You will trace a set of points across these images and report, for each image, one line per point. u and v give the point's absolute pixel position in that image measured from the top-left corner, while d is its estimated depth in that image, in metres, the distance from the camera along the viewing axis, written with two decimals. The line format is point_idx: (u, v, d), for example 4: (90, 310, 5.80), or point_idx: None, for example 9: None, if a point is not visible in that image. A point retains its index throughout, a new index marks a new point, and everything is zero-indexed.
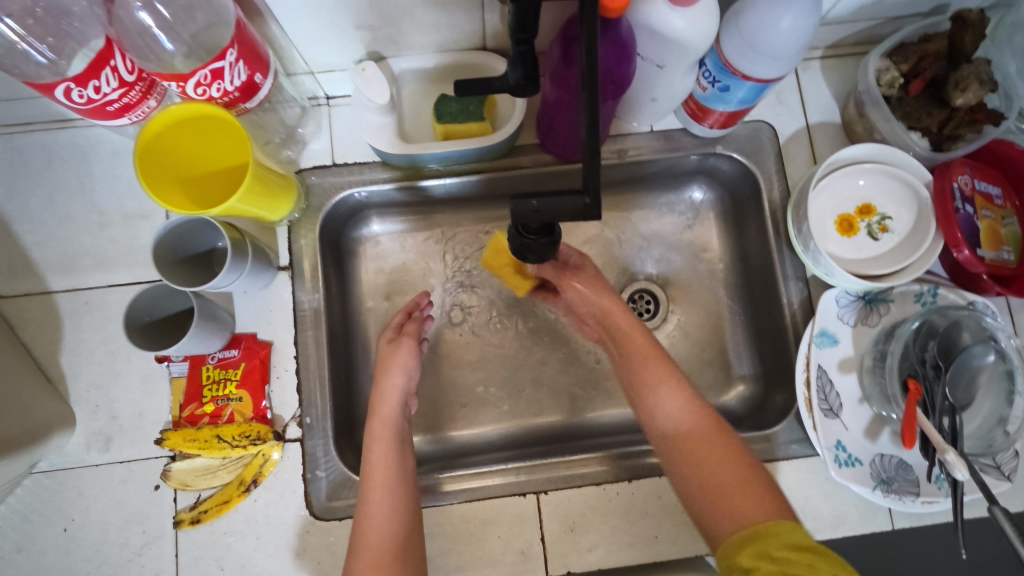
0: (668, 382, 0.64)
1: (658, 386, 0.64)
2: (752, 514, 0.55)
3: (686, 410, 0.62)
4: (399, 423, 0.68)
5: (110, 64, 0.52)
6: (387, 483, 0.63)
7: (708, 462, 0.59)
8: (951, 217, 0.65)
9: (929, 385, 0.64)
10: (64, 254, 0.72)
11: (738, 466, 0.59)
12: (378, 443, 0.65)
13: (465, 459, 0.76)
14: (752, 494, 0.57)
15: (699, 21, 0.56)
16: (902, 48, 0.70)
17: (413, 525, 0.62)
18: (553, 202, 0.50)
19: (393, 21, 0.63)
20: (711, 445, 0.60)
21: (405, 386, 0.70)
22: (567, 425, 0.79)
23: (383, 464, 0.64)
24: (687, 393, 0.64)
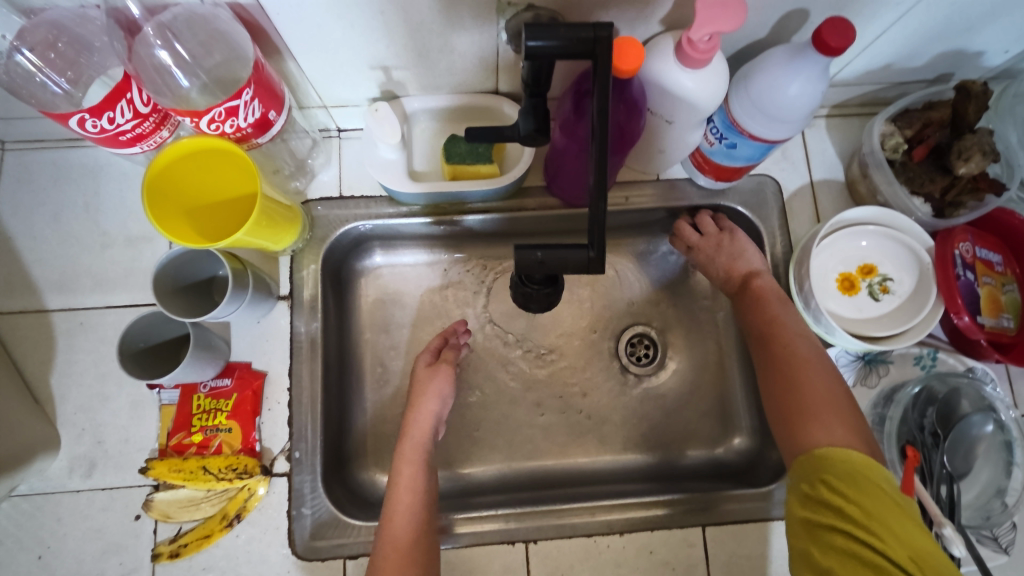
0: (771, 310, 0.66)
1: (761, 316, 0.66)
2: (831, 435, 0.55)
3: (781, 334, 0.63)
4: (428, 447, 0.66)
5: (126, 96, 0.52)
6: (414, 507, 0.61)
7: (791, 381, 0.59)
8: (952, 284, 0.65)
9: (928, 452, 0.65)
10: (64, 273, 0.71)
11: (822, 394, 0.57)
12: (408, 466, 0.64)
13: (473, 499, 0.75)
14: (831, 419, 0.56)
15: (709, 82, 0.57)
16: (907, 115, 0.71)
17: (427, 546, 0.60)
18: (558, 255, 0.50)
19: (408, 63, 0.64)
20: (795, 363, 0.60)
21: (439, 412, 0.68)
22: (662, 466, 0.78)
23: (409, 489, 0.62)
24: (778, 321, 0.65)
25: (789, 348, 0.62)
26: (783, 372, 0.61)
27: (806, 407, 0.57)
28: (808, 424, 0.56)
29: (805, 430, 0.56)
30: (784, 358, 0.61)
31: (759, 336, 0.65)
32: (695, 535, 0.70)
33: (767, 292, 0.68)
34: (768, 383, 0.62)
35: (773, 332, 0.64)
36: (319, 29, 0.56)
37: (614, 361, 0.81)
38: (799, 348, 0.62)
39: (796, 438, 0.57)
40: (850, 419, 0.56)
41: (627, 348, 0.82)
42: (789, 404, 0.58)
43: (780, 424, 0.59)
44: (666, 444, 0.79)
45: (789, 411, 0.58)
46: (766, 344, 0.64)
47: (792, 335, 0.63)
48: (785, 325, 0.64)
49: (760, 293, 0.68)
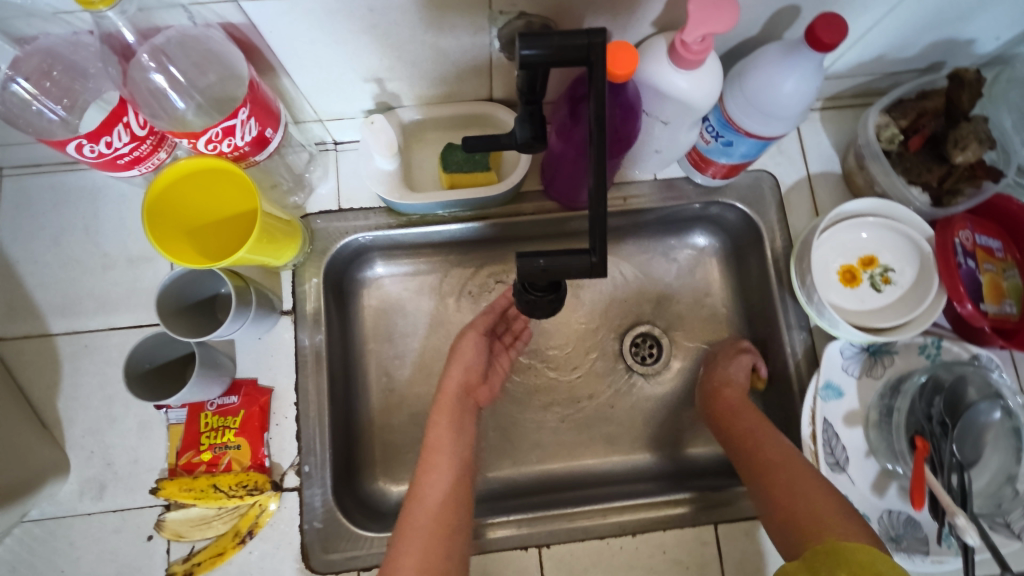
0: (744, 420, 0.69)
1: (734, 423, 0.69)
2: (836, 529, 0.55)
3: (759, 442, 0.66)
4: (462, 404, 0.70)
5: (122, 121, 0.53)
6: (448, 464, 0.65)
7: (785, 487, 0.60)
8: (954, 272, 0.65)
9: (937, 442, 0.64)
10: (66, 297, 0.71)
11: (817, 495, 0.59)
12: (442, 420, 0.68)
13: (492, 504, 0.75)
14: (834, 518, 0.56)
15: (702, 81, 0.57)
16: (901, 105, 0.71)
17: (460, 487, 0.64)
18: (560, 261, 0.49)
19: (402, 74, 0.64)
20: (781, 467, 0.62)
21: (470, 367, 0.72)
22: (668, 465, 0.78)
23: (444, 442, 0.66)
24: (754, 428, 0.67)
25: (772, 450, 0.64)
26: (772, 477, 0.62)
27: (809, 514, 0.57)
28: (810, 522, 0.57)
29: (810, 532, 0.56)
30: (765, 461, 0.63)
31: (737, 441, 0.67)
32: (708, 532, 0.70)
33: (744, 397, 0.71)
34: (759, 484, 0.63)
35: (751, 435, 0.67)
36: (312, 44, 0.56)
37: (620, 361, 0.81)
38: (782, 450, 0.64)
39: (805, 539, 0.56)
40: (848, 512, 0.57)
41: (631, 349, 0.82)
42: (783, 505, 0.59)
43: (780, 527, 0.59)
44: (675, 443, 0.79)
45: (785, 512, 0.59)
46: (746, 449, 0.66)
47: (767, 441, 0.65)
48: (762, 428, 0.67)
49: (736, 396, 0.71)
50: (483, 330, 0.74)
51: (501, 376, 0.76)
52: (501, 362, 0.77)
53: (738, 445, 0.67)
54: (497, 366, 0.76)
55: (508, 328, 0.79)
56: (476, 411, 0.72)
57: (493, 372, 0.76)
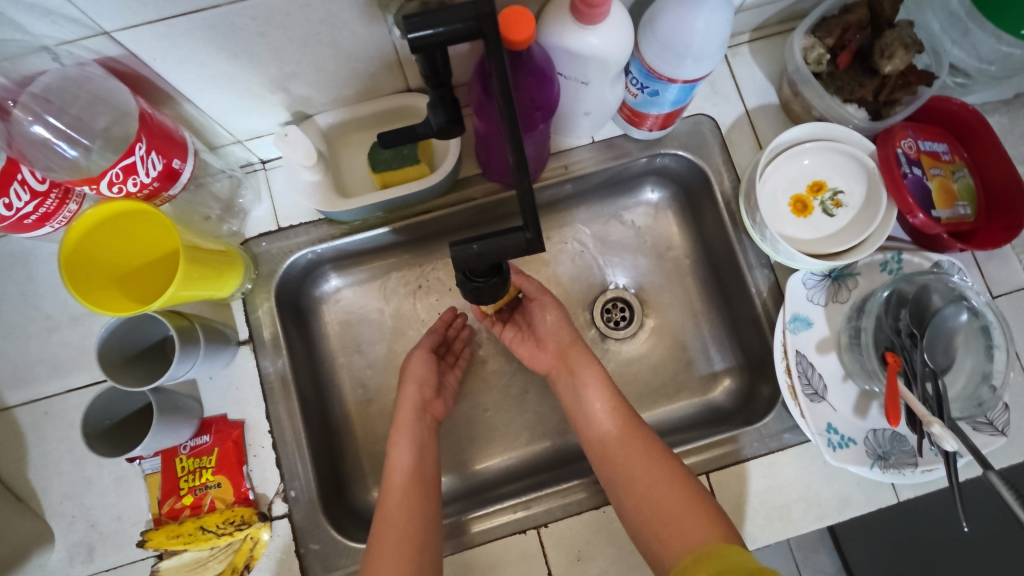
0: (597, 407, 0.68)
1: (591, 413, 0.68)
2: (693, 530, 0.57)
3: (618, 433, 0.66)
4: (420, 420, 0.70)
5: (17, 178, 0.50)
6: (405, 481, 0.65)
7: (646, 485, 0.61)
8: (900, 183, 0.65)
9: (908, 353, 0.63)
10: (17, 367, 0.70)
11: (677, 492, 0.60)
12: (402, 438, 0.68)
13: (494, 492, 0.75)
14: (690, 518, 0.58)
15: (613, 34, 0.55)
16: (825, 23, 0.69)
17: (427, 501, 0.64)
18: (494, 244, 0.49)
19: (308, 79, 0.61)
20: (641, 464, 0.63)
21: (420, 394, 0.71)
22: (560, 451, 0.78)
23: (405, 458, 0.67)
24: (618, 413, 0.67)
25: (640, 459, 0.63)
26: (631, 477, 0.62)
27: (667, 515, 0.59)
28: (676, 530, 0.58)
29: (668, 536, 0.58)
30: (636, 475, 0.62)
31: (607, 449, 0.65)
32: None
33: (614, 396, 0.68)
34: (626, 494, 0.62)
35: (621, 446, 0.65)
36: (202, 65, 0.54)
37: (592, 330, 0.81)
38: (648, 455, 0.63)
39: (664, 544, 0.58)
40: (704, 504, 0.59)
41: (602, 316, 0.82)
42: (652, 520, 0.60)
43: (648, 541, 0.59)
44: (657, 401, 0.79)
45: (657, 526, 0.59)
46: (616, 462, 0.64)
47: (624, 432, 0.66)
48: (634, 433, 0.65)
49: (607, 399, 0.68)
50: (430, 347, 0.75)
51: (452, 392, 0.77)
52: (451, 380, 0.77)
53: (600, 449, 0.66)
54: (445, 384, 0.77)
55: (450, 348, 0.80)
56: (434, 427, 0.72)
57: (444, 389, 0.76)
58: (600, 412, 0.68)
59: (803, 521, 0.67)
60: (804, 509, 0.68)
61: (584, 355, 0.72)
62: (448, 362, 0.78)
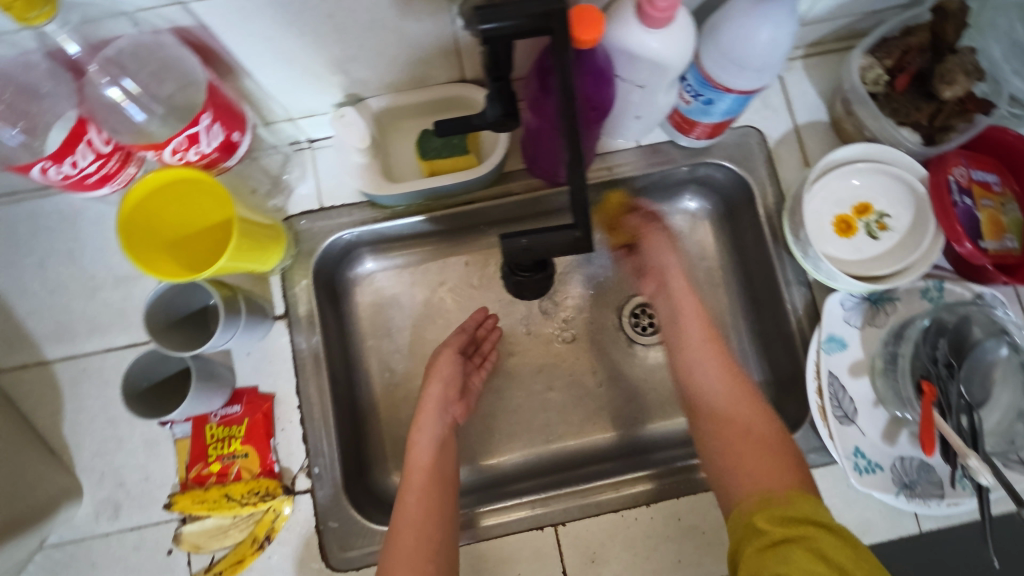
0: (694, 331, 0.68)
1: (685, 333, 0.68)
2: (776, 472, 0.56)
3: (715, 362, 0.65)
4: (442, 423, 0.69)
5: (84, 139, 0.51)
6: (423, 481, 0.64)
7: (733, 419, 0.61)
8: (949, 211, 0.64)
9: (944, 384, 0.61)
10: (59, 323, 0.71)
11: (764, 436, 0.59)
12: (419, 441, 0.67)
13: (508, 487, 0.75)
14: (774, 463, 0.57)
15: (674, 40, 0.55)
16: (885, 44, 0.69)
17: (444, 506, 0.63)
18: (542, 238, 0.49)
19: (367, 62, 0.62)
20: (733, 398, 0.63)
21: (443, 395, 0.71)
22: (627, 442, 0.77)
23: (424, 458, 0.66)
24: (713, 341, 0.67)
25: (728, 395, 0.63)
26: (721, 408, 0.62)
27: (749, 455, 0.58)
28: (758, 469, 0.57)
29: (749, 473, 0.57)
30: (722, 410, 0.62)
31: (699, 374, 0.65)
32: None
33: (707, 331, 0.67)
34: (712, 426, 0.62)
35: (715, 374, 0.64)
36: (268, 41, 0.55)
37: (621, 334, 0.81)
38: (737, 392, 0.63)
39: (742, 479, 0.57)
40: (790, 453, 0.58)
41: (630, 320, 0.81)
42: (728, 459, 0.59)
43: (726, 474, 0.59)
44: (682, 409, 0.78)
45: (738, 463, 0.58)
46: (702, 395, 0.64)
47: (718, 360, 0.65)
48: (729, 375, 0.64)
49: (700, 333, 0.67)
50: (458, 347, 0.74)
51: (475, 394, 0.76)
52: (475, 382, 0.76)
53: (690, 373, 0.66)
54: (469, 386, 0.75)
55: (478, 348, 0.78)
56: (454, 428, 0.72)
57: (468, 391, 0.75)
58: (694, 339, 0.67)
59: None
60: None
61: (682, 283, 0.70)
62: (475, 362, 0.77)
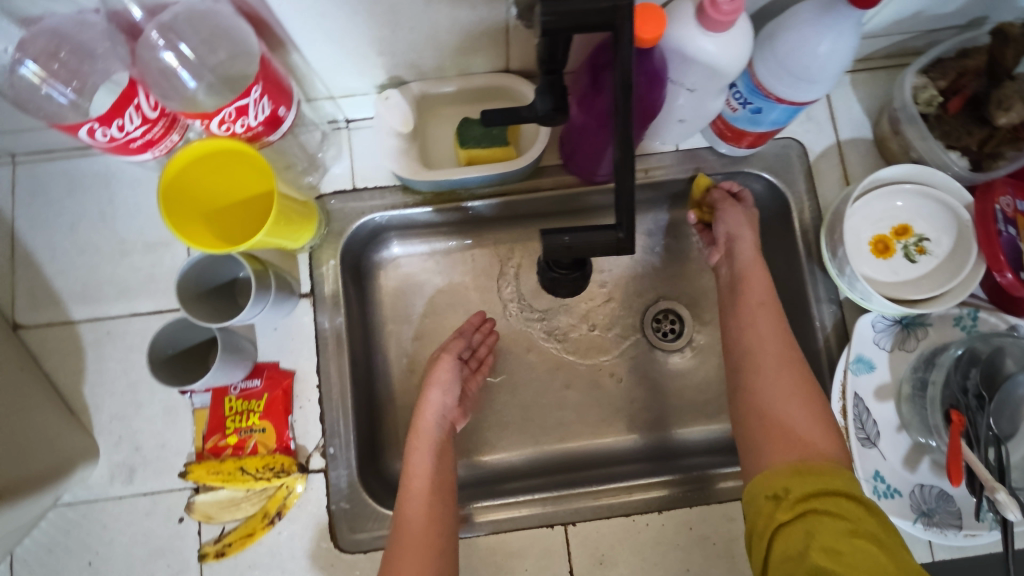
0: (754, 295, 0.67)
1: (745, 296, 0.68)
2: (810, 442, 0.58)
3: (768, 328, 0.65)
4: (440, 432, 0.68)
5: (133, 103, 0.51)
6: (422, 492, 0.64)
7: (779, 383, 0.62)
8: (993, 239, 0.62)
9: (972, 415, 0.61)
10: (86, 284, 0.71)
11: (806, 405, 0.60)
12: (417, 452, 0.66)
13: (500, 486, 0.74)
14: (810, 432, 0.59)
15: (732, 46, 0.54)
16: (940, 65, 0.68)
17: (443, 518, 0.63)
18: (585, 238, 0.49)
19: (416, 45, 0.62)
20: (782, 363, 0.63)
21: (444, 403, 0.69)
22: (654, 446, 0.77)
23: (421, 469, 0.65)
24: (772, 306, 0.67)
25: (778, 361, 0.63)
26: (769, 370, 0.63)
27: (787, 421, 0.60)
28: (794, 435, 0.59)
29: (784, 438, 0.59)
30: (769, 373, 0.63)
31: (751, 336, 0.65)
32: (735, 508, 0.69)
33: (765, 295, 0.67)
34: (756, 385, 0.63)
35: (768, 337, 0.65)
36: (321, 17, 0.54)
37: (643, 338, 0.80)
38: (787, 357, 0.63)
39: (776, 442, 0.59)
40: (826, 425, 0.59)
41: (653, 325, 0.80)
42: (766, 418, 0.60)
43: (760, 433, 0.60)
44: (699, 418, 0.78)
45: (776, 426, 0.60)
46: (751, 353, 0.65)
47: (771, 326, 0.65)
48: (783, 341, 0.65)
49: (761, 297, 0.67)
50: (456, 353, 0.72)
51: (471, 400, 0.75)
52: (472, 388, 0.74)
53: (744, 333, 0.66)
54: (466, 393, 0.74)
55: (473, 352, 0.76)
56: (452, 434, 0.70)
57: (465, 398, 0.74)
58: (751, 302, 0.67)
59: None
60: None
61: (751, 252, 0.70)
62: (471, 367, 0.75)
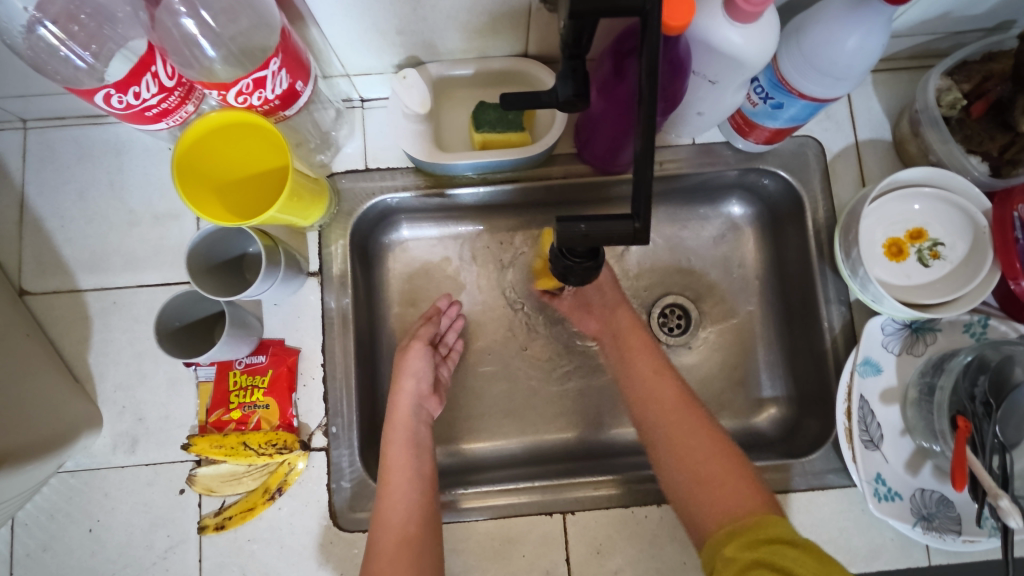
0: (644, 362, 0.67)
1: (632, 365, 0.68)
2: (733, 497, 0.57)
3: (660, 392, 0.65)
4: (416, 425, 0.68)
5: (151, 70, 0.50)
6: (404, 484, 0.63)
7: (686, 440, 0.62)
8: (1010, 247, 0.62)
9: (979, 422, 0.61)
10: (94, 252, 0.71)
11: (721, 461, 0.60)
12: (393, 447, 0.66)
13: (480, 475, 0.74)
14: (734, 486, 0.58)
15: (758, 39, 0.54)
16: (965, 67, 0.67)
17: (428, 506, 0.63)
18: (602, 226, 0.48)
19: (433, 25, 0.61)
20: (679, 419, 0.63)
21: (417, 390, 0.69)
22: (586, 443, 0.77)
23: (397, 468, 0.64)
24: (662, 366, 0.67)
25: (677, 421, 0.63)
26: (670, 433, 0.63)
27: (706, 478, 0.59)
28: (720, 494, 0.57)
29: (710, 500, 0.58)
30: (679, 439, 0.62)
31: (648, 408, 0.65)
32: None
33: (661, 362, 0.68)
34: (666, 451, 0.62)
35: (661, 399, 0.65)
36: None
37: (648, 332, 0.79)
38: (691, 421, 0.63)
39: (704, 506, 0.58)
40: (746, 474, 0.59)
41: (659, 320, 0.80)
42: (689, 485, 0.59)
43: (687, 501, 0.59)
44: None
45: (696, 490, 0.59)
46: (656, 423, 0.64)
47: (663, 387, 0.65)
48: (684, 408, 0.64)
49: (651, 366, 0.67)
50: (427, 339, 0.72)
51: (444, 387, 0.74)
52: (443, 374, 0.74)
53: (639, 407, 0.66)
54: (439, 378, 0.74)
55: (442, 341, 0.75)
56: (428, 422, 0.70)
57: (439, 385, 0.74)
58: (645, 368, 0.67)
59: None
60: (831, 552, 0.67)
61: (625, 316, 0.71)
62: (441, 354, 0.75)
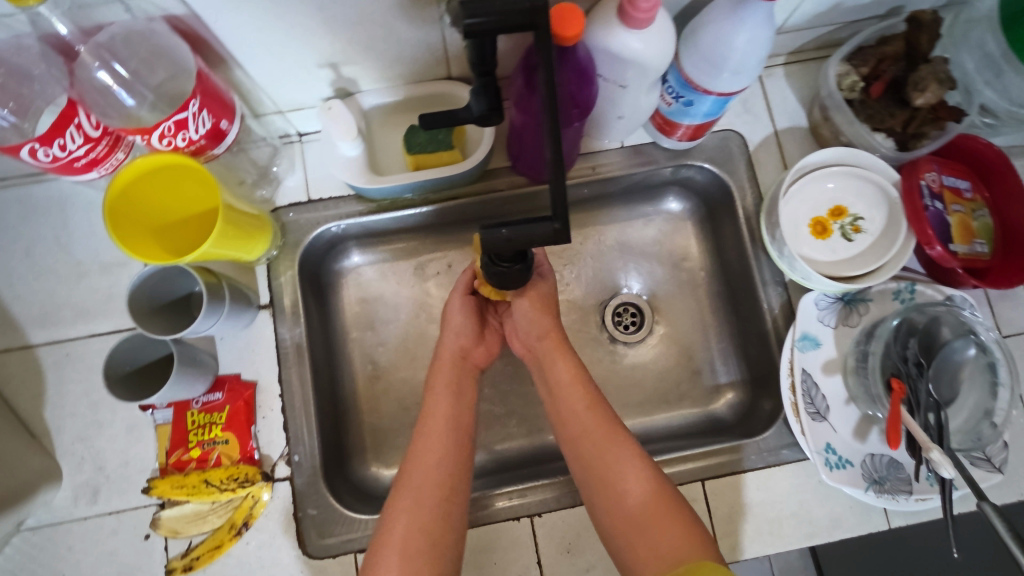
0: (576, 398, 0.66)
1: (563, 400, 0.66)
2: (667, 541, 0.55)
3: (591, 430, 0.64)
4: (462, 371, 0.69)
5: (74, 122, 0.52)
6: (443, 427, 0.64)
7: (620, 480, 0.60)
8: (921, 215, 0.65)
9: (913, 382, 0.63)
10: (44, 307, 0.72)
11: (655, 500, 0.58)
12: (437, 394, 0.67)
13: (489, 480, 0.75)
14: (668, 528, 0.56)
15: (656, 41, 0.57)
16: (862, 51, 0.71)
17: (462, 444, 0.63)
18: (522, 230, 0.49)
19: (355, 56, 0.64)
20: (612, 458, 0.62)
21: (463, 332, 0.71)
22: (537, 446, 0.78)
23: (443, 401, 0.66)
24: (595, 400, 0.66)
25: (610, 459, 0.62)
26: (603, 475, 0.61)
27: (640, 521, 0.58)
28: (655, 538, 0.56)
29: (643, 545, 0.56)
30: (617, 478, 0.61)
31: (582, 445, 0.64)
32: (695, 490, 0.70)
33: (593, 396, 0.66)
34: (601, 492, 0.61)
35: (594, 437, 0.63)
36: (258, 31, 0.56)
37: (603, 331, 0.82)
38: (624, 460, 0.61)
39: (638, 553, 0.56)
40: (681, 512, 0.57)
41: (613, 318, 0.82)
42: (624, 529, 0.58)
43: (623, 545, 0.58)
44: (660, 407, 0.79)
45: (632, 533, 0.58)
46: (592, 464, 0.62)
47: (596, 423, 0.64)
48: (617, 444, 0.62)
49: (582, 400, 0.65)
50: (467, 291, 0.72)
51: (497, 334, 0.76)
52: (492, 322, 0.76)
53: (574, 445, 0.64)
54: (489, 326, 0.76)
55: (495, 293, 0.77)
56: (476, 374, 0.72)
57: (489, 334, 0.75)
58: (576, 405, 0.65)
59: (793, 538, 0.68)
60: (794, 525, 0.69)
61: (551, 345, 0.69)
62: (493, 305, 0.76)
